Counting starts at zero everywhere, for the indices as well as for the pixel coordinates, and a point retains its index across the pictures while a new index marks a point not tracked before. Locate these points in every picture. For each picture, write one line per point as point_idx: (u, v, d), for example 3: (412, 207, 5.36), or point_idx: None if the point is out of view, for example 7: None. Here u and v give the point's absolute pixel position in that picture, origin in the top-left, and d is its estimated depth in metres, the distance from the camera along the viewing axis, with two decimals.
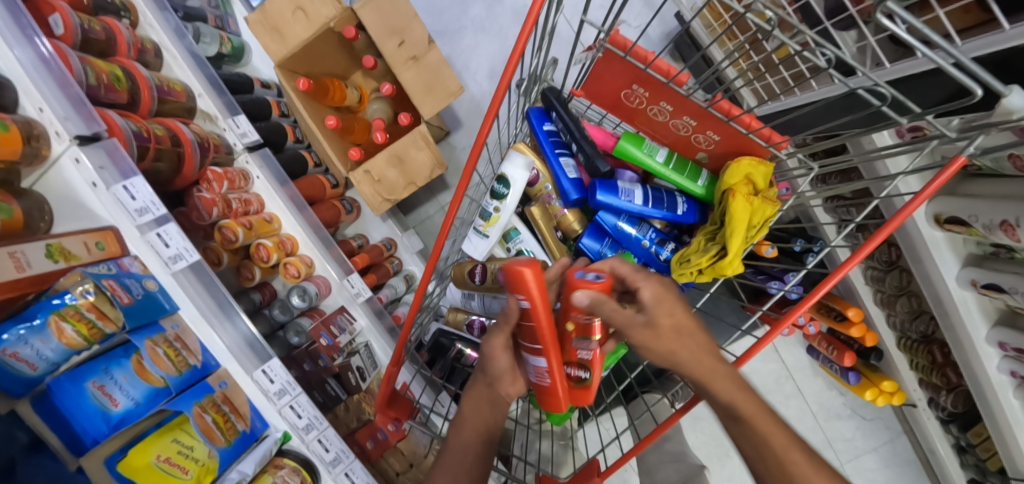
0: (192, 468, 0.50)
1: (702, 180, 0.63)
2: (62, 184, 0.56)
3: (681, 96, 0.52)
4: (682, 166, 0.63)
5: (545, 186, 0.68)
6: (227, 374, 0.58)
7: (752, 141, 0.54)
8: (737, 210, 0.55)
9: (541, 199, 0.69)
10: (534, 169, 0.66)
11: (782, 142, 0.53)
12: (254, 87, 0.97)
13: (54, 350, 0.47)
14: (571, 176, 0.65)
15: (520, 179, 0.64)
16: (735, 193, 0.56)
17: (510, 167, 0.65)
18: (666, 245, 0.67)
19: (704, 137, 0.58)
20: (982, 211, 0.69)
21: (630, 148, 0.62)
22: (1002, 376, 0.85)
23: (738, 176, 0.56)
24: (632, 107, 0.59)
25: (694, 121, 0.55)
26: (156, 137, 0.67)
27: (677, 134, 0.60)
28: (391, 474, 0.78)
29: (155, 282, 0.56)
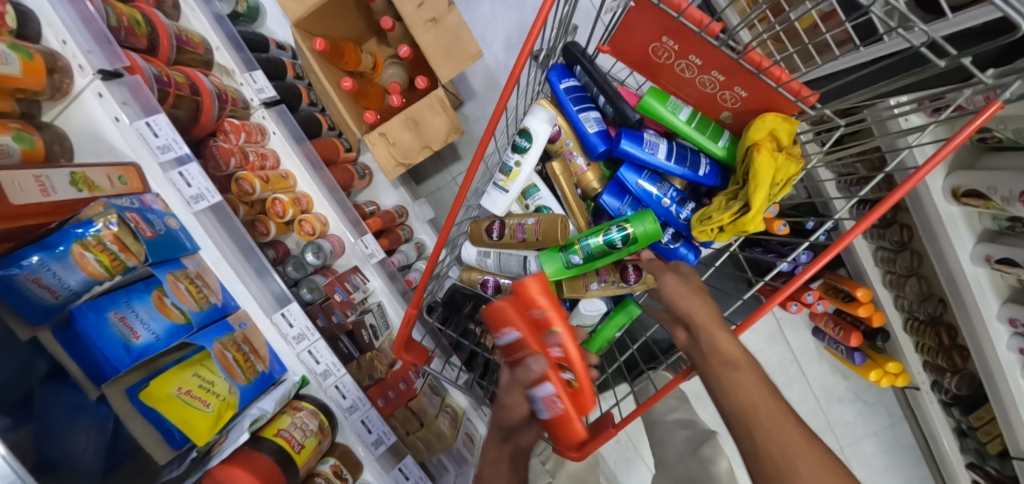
0: (213, 402, 0.49)
1: (723, 140, 0.63)
2: (84, 120, 0.55)
3: (712, 48, 0.49)
4: (705, 126, 0.63)
5: (566, 143, 0.68)
6: (247, 315, 0.57)
7: (780, 96, 0.52)
8: (761, 166, 0.54)
9: (563, 156, 0.69)
10: (556, 124, 0.67)
11: (810, 96, 0.51)
12: (270, 47, 0.96)
13: (78, 280, 0.46)
14: (594, 130, 0.65)
15: (543, 132, 0.65)
16: (760, 148, 0.55)
17: (533, 120, 0.65)
18: (686, 205, 0.66)
19: (731, 93, 0.56)
20: (1003, 183, 0.69)
21: (653, 105, 0.62)
22: (1010, 354, 0.86)
23: (762, 132, 0.55)
24: (658, 63, 0.57)
25: (722, 76, 0.53)
26: (175, 83, 0.67)
27: (703, 92, 0.58)
28: (401, 433, 0.79)
29: (177, 221, 0.55)
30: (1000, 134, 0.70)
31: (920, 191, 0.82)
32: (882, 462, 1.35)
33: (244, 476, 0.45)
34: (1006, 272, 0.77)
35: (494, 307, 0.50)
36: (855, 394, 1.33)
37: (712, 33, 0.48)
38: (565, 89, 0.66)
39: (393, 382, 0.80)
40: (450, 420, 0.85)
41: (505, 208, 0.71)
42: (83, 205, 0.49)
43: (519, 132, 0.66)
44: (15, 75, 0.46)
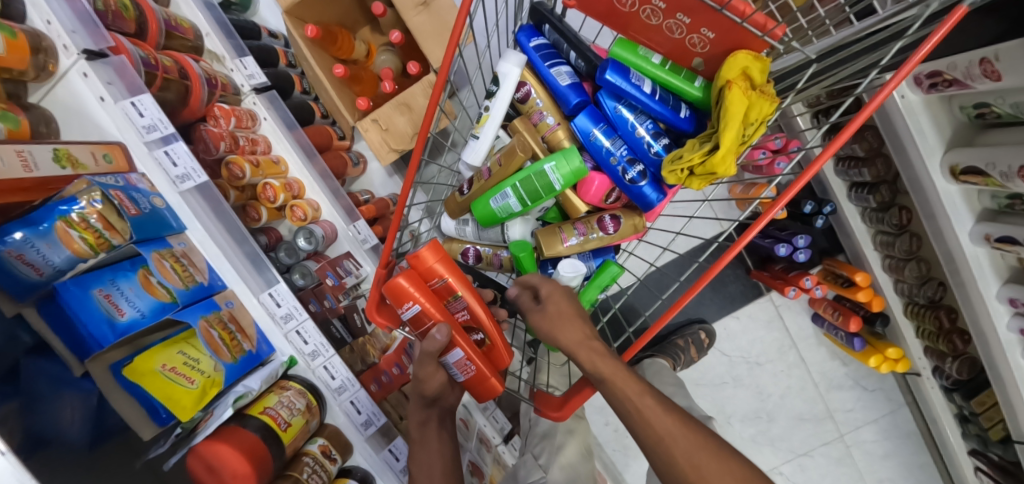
0: (197, 378, 0.49)
1: (699, 82, 0.58)
2: (72, 101, 0.55)
3: None
4: (678, 70, 0.58)
5: (537, 102, 0.65)
6: (233, 295, 0.57)
7: (747, 33, 0.47)
8: (732, 103, 0.51)
9: (531, 116, 0.66)
10: (524, 80, 0.65)
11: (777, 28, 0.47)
12: (262, 35, 0.96)
13: (62, 258, 0.45)
14: (566, 82, 0.62)
15: (513, 76, 0.63)
16: (732, 85, 0.52)
17: (504, 63, 0.63)
18: (660, 140, 0.61)
19: (699, 37, 0.53)
20: (1002, 157, 0.67)
21: (623, 55, 0.58)
22: (1011, 335, 0.85)
23: (734, 71, 0.52)
24: (625, 12, 0.54)
25: (687, 17, 0.50)
26: (164, 66, 0.66)
27: (672, 39, 0.55)
28: (396, 417, 0.79)
29: (163, 201, 0.55)
30: (998, 109, 0.68)
31: (919, 170, 0.81)
32: (882, 448, 1.35)
33: (227, 450, 0.45)
34: (1006, 251, 0.76)
35: (392, 285, 0.53)
36: (855, 380, 1.32)
37: None
38: (535, 49, 0.64)
39: (385, 367, 0.79)
40: None
41: (482, 156, 0.68)
42: (67, 182, 0.48)
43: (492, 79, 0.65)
44: None
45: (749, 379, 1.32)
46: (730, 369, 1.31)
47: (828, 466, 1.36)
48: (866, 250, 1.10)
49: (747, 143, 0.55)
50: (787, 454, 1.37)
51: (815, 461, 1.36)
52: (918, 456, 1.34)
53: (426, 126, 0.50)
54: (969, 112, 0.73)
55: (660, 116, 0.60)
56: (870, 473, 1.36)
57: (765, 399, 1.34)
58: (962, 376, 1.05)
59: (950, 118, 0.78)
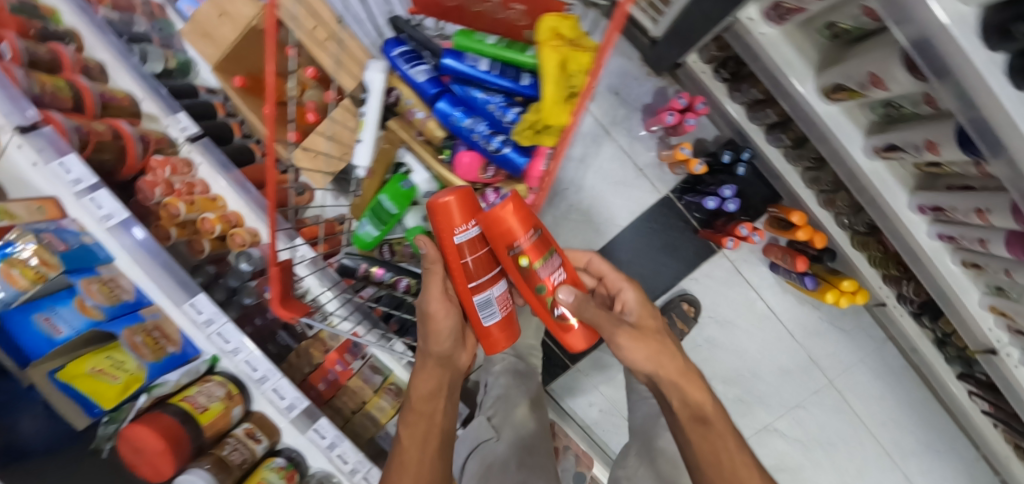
0: (121, 375, 0.61)
1: (531, 51, 0.66)
2: (13, 171, 0.66)
3: None
4: (512, 45, 0.67)
5: (407, 101, 0.76)
6: (160, 308, 0.67)
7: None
8: (545, 59, 0.59)
9: (405, 114, 0.76)
10: (392, 84, 0.76)
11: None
12: (200, 93, 1.08)
13: (4, 292, 0.53)
14: (424, 78, 0.72)
15: (378, 81, 0.73)
16: (543, 46, 0.60)
17: (370, 73, 0.73)
18: (511, 108, 0.70)
19: (513, 11, 0.63)
20: (852, 70, 0.70)
21: (465, 43, 0.69)
22: (934, 243, 0.85)
23: (546, 31, 0.59)
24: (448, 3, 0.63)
25: None
26: (97, 132, 0.78)
27: (498, 20, 0.65)
28: (346, 412, 0.87)
29: (93, 237, 0.64)
30: (844, 25, 0.71)
31: (798, 99, 0.83)
32: (874, 388, 1.31)
33: (145, 431, 0.54)
34: (896, 159, 0.77)
35: (441, 204, 0.62)
36: (832, 324, 1.29)
37: None
38: (397, 55, 0.73)
39: (330, 366, 0.87)
40: (392, 395, 0.90)
41: (369, 156, 0.75)
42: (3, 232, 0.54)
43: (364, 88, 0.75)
44: None
45: (722, 337, 1.32)
46: (701, 330, 1.31)
47: (821, 414, 1.34)
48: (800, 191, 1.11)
49: (577, 93, 0.63)
50: (779, 408, 1.35)
51: (809, 411, 1.34)
52: (911, 390, 1.30)
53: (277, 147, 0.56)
54: (825, 33, 0.76)
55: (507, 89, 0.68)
56: (865, 415, 1.33)
57: (743, 355, 1.33)
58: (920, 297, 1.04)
59: (814, 45, 0.81)
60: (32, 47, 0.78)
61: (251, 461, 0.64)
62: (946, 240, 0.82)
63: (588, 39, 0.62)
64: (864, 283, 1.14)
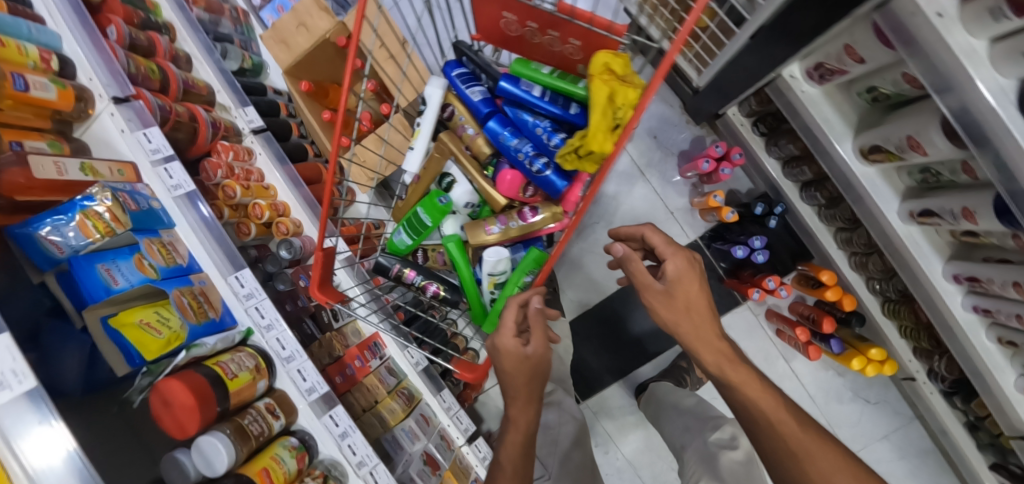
0: (165, 331, 0.59)
1: (581, 84, 0.71)
2: (101, 135, 0.73)
3: (528, 7, 0.63)
4: (565, 77, 0.72)
5: (459, 118, 0.80)
6: (208, 277, 0.69)
7: (597, 34, 0.62)
8: (595, 92, 0.63)
9: (456, 129, 0.81)
10: (450, 106, 0.80)
11: (615, 27, 0.61)
12: (268, 93, 1.17)
13: (134, 275, 0.62)
14: (477, 96, 0.77)
15: (436, 97, 0.77)
16: (595, 79, 0.64)
17: (429, 88, 0.77)
18: (557, 133, 0.75)
19: (570, 46, 0.68)
20: (892, 133, 0.74)
21: (521, 69, 0.73)
22: (970, 316, 0.84)
23: (598, 66, 0.64)
24: (513, 35, 0.71)
25: (579, 41, 0.66)
26: (177, 112, 0.86)
27: (555, 52, 0.71)
28: (357, 408, 0.87)
29: (160, 204, 0.70)
30: (885, 90, 0.74)
31: (835, 157, 0.86)
32: (898, 465, 1.26)
33: (176, 385, 0.55)
34: (879, 164, 0.81)
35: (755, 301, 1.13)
36: (853, 392, 1.27)
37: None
38: (458, 77, 0.78)
39: (350, 360, 0.88)
40: (404, 399, 0.91)
41: (418, 164, 0.78)
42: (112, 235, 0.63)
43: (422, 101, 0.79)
44: (50, 98, 0.65)
45: None
46: None
47: None
48: (830, 250, 1.13)
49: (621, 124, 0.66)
50: None
51: None
52: (936, 471, 1.25)
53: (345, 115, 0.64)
54: (865, 96, 0.79)
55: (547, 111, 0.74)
56: None
57: None
58: (953, 375, 1.02)
59: (853, 107, 0.84)
60: (136, 34, 0.88)
61: (266, 439, 0.62)
62: (963, 283, 0.82)
63: (635, 75, 0.66)
64: (894, 355, 1.12)
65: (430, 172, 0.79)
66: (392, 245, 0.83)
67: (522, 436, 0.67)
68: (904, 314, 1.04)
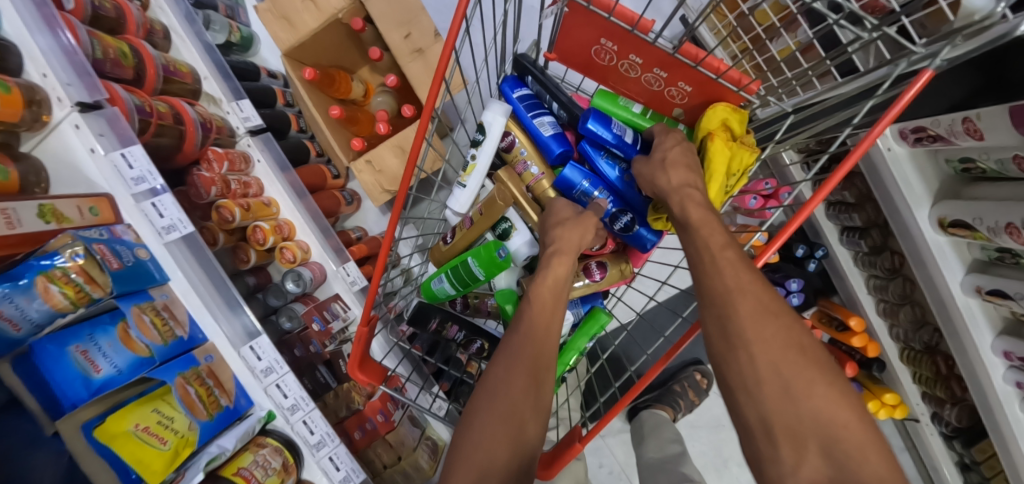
0: (171, 439, 0.47)
1: (678, 134, 0.64)
2: (62, 149, 0.55)
3: (647, 44, 0.51)
4: (658, 118, 0.65)
5: (521, 152, 0.68)
6: (214, 349, 0.56)
7: (723, 86, 0.54)
8: (715, 153, 0.57)
9: (515, 166, 0.69)
10: (510, 135, 0.67)
11: (751, 84, 0.54)
12: (261, 76, 0.97)
13: (120, 355, 0.48)
14: (549, 133, 0.65)
15: (498, 125, 0.65)
16: (714, 136, 0.57)
17: (489, 115, 0.66)
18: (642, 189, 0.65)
19: (676, 89, 0.58)
20: (988, 212, 0.69)
21: (606, 104, 0.65)
22: (1008, 388, 0.83)
23: (715, 122, 0.58)
24: (603, 65, 0.58)
25: (691, 86, 0.56)
26: (159, 113, 0.67)
27: (650, 90, 0.60)
28: (378, 467, 0.76)
29: (147, 252, 0.55)
30: (983, 165, 0.69)
31: (907, 221, 0.81)
32: None
33: None
34: (957, 237, 0.76)
35: None
36: None
37: (644, 30, 0.49)
38: (519, 99, 0.67)
39: (370, 414, 0.79)
40: (429, 452, 0.83)
41: (467, 203, 0.71)
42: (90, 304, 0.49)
43: (478, 128, 0.68)
44: None
45: None
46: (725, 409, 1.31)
47: None
48: (859, 294, 1.10)
49: (731, 192, 0.61)
50: None
51: None
52: None
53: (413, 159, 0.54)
54: (955, 166, 0.75)
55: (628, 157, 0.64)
56: None
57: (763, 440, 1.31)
58: (962, 424, 1.03)
59: (936, 171, 0.79)
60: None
61: None
62: (1012, 360, 0.79)
63: (750, 136, 0.60)
64: (902, 397, 1.13)
65: (488, 218, 0.68)
66: (431, 292, 0.74)
67: (507, 432, 0.45)
68: (927, 364, 1.03)
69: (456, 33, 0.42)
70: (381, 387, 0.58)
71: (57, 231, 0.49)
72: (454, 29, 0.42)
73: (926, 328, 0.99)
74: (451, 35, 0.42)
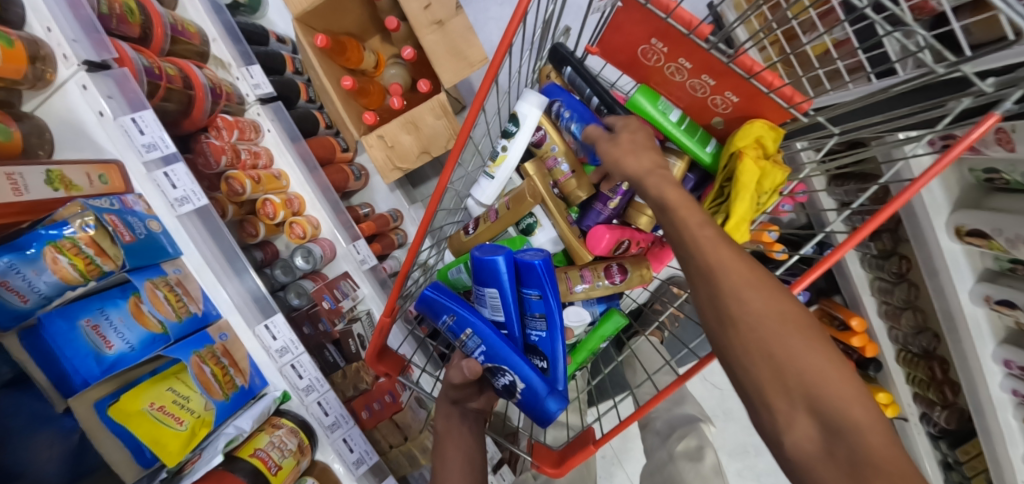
0: (187, 419, 0.46)
1: (711, 147, 0.63)
2: (67, 111, 0.52)
3: (701, 50, 0.50)
4: (694, 130, 0.62)
5: (552, 147, 0.66)
6: (228, 326, 0.55)
7: (773, 101, 0.52)
8: (744, 172, 0.54)
9: (546, 160, 0.67)
10: (540, 129, 0.66)
11: (803, 103, 0.51)
12: (270, 40, 0.93)
13: (132, 331, 0.46)
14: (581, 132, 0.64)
15: (532, 117, 0.63)
16: (744, 154, 0.55)
17: (524, 105, 0.63)
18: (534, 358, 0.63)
19: (722, 98, 0.57)
20: (1008, 225, 0.68)
21: (644, 102, 0.61)
22: (1003, 395, 0.86)
23: (749, 138, 0.55)
24: (649, 65, 0.58)
25: (737, 97, 0.55)
26: (167, 75, 0.63)
27: (693, 96, 0.59)
28: (384, 446, 0.78)
29: (159, 224, 0.53)
30: (1009, 176, 0.69)
31: (925, 226, 0.81)
32: None
33: None
34: (973, 246, 0.76)
35: None
36: None
37: (701, 36, 0.49)
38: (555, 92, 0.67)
39: (378, 394, 0.78)
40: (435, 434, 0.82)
41: (494, 196, 0.68)
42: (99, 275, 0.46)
43: (510, 117, 0.65)
44: None
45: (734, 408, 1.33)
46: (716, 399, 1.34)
47: None
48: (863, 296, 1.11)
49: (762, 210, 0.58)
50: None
51: None
52: None
53: (460, 145, 0.51)
54: (979, 175, 0.74)
55: (552, 322, 0.61)
56: None
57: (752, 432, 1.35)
58: (949, 425, 1.07)
59: (958, 179, 0.78)
60: None
61: None
62: (1012, 369, 0.82)
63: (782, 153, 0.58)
64: (895, 397, 1.16)
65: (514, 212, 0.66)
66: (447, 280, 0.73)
67: None
68: (920, 367, 1.06)
69: (512, 35, 0.41)
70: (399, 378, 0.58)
71: (66, 200, 0.46)
72: (512, 24, 0.41)
73: (926, 333, 1.02)
74: (507, 36, 0.41)
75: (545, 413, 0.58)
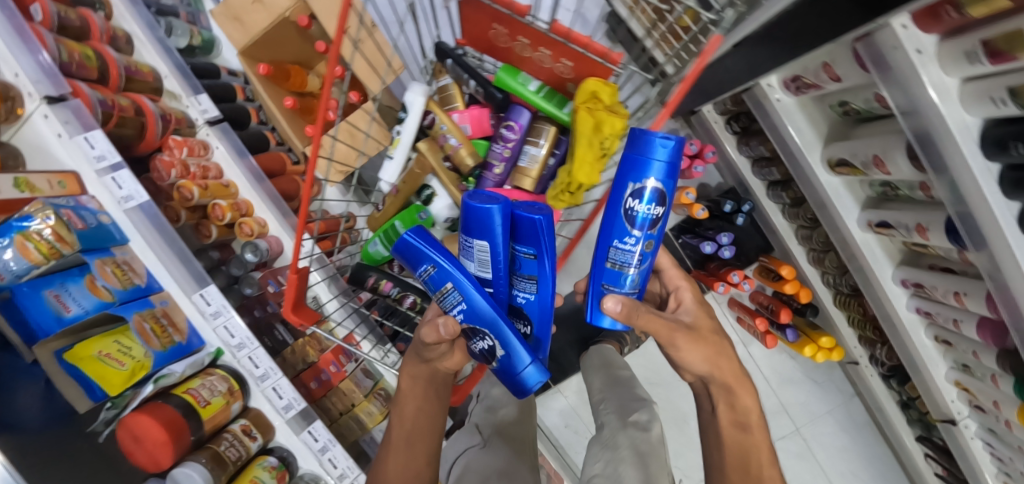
0: (128, 362, 0.58)
1: (567, 108, 0.73)
2: (35, 138, 0.65)
3: (525, 25, 0.61)
4: (552, 96, 0.73)
5: (441, 127, 0.77)
6: (169, 295, 0.67)
7: (590, 59, 0.62)
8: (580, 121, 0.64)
9: (436, 138, 0.78)
10: (431, 114, 0.76)
11: (610, 55, 0.61)
12: (221, 74, 1.08)
13: (86, 299, 0.58)
14: None
15: (418, 104, 0.75)
16: (579, 107, 0.65)
17: (410, 94, 0.75)
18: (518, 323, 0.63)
19: (562, 65, 0.67)
20: (860, 148, 0.76)
21: (507, 79, 0.73)
22: (912, 315, 0.91)
23: (586, 93, 0.65)
24: (503, 46, 0.70)
25: (571, 62, 0.65)
26: (120, 106, 0.77)
27: (543, 67, 0.70)
28: (334, 413, 0.87)
29: (109, 218, 0.65)
30: (855, 105, 0.76)
31: (804, 165, 0.88)
32: (840, 437, 1.38)
33: (147, 421, 0.54)
34: (844, 175, 0.84)
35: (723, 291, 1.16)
36: (805, 373, 1.37)
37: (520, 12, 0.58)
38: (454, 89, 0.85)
39: (324, 366, 0.88)
40: (381, 400, 0.91)
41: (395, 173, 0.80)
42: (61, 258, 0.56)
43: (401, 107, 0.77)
44: None
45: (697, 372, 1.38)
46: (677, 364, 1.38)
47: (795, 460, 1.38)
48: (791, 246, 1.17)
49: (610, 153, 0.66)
50: None
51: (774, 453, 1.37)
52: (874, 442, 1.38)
53: None
54: (836, 109, 0.81)
55: (543, 286, 0.61)
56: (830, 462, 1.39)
57: None
58: (892, 361, 1.10)
59: (824, 117, 0.86)
60: (64, 12, 0.77)
61: (245, 460, 0.63)
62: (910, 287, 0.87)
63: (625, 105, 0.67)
64: (841, 341, 1.19)
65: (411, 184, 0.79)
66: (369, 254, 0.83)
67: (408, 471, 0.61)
68: (853, 306, 1.10)
69: None
70: (314, 328, 0.68)
71: (30, 200, 0.59)
72: None
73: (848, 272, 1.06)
74: None
75: (521, 384, 0.58)
